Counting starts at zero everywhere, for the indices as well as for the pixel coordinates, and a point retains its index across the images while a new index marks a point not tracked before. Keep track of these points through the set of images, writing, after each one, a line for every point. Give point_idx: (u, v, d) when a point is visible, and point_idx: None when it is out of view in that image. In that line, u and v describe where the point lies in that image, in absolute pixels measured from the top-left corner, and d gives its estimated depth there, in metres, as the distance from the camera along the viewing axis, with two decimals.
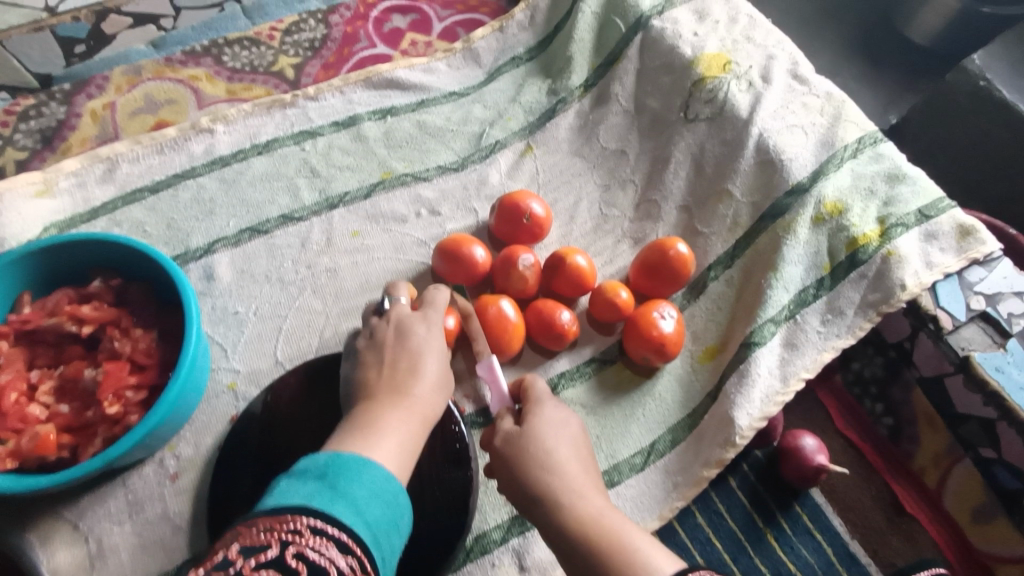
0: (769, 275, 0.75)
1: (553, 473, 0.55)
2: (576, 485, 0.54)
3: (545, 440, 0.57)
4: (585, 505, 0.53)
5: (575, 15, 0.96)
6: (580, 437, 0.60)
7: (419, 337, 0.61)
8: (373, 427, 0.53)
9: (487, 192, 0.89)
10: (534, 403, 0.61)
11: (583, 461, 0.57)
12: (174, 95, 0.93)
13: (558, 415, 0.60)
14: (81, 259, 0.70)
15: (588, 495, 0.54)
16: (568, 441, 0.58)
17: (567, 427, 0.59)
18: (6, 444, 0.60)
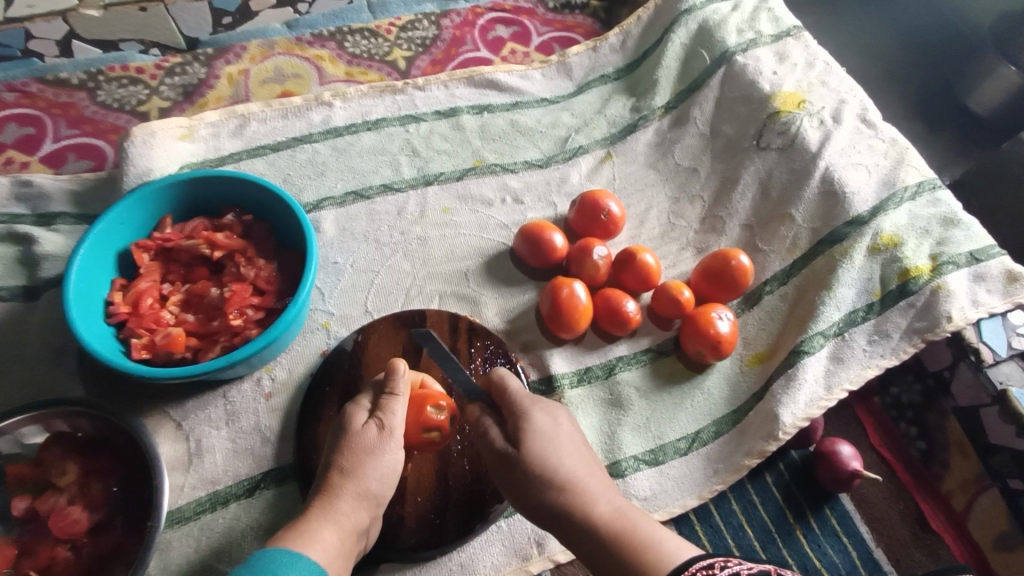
0: (823, 293, 0.81)
1: (564, 484, 0.58)
2: (586, 490, 0.58)
3: (545, 451, 0.59)
4: (599, 509, 0.57)
5: (665, 43, 1.06)
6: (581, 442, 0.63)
7: (365, 448, 0.61)
8: (307, 529, 0.56)
9: (567, 190, 0.98)
10: (522, 415, 0.61)
11: (588, 467, 0.60)
12: (300, 70, 1.05)
13: (548, 421, 0.62)
14: (217, 195, 0.80)
15: (600, 497, 0.58)
16: (569, 447, 0.61)
17: (563, 432, 0.62)
18: (142, 339, 0.70)
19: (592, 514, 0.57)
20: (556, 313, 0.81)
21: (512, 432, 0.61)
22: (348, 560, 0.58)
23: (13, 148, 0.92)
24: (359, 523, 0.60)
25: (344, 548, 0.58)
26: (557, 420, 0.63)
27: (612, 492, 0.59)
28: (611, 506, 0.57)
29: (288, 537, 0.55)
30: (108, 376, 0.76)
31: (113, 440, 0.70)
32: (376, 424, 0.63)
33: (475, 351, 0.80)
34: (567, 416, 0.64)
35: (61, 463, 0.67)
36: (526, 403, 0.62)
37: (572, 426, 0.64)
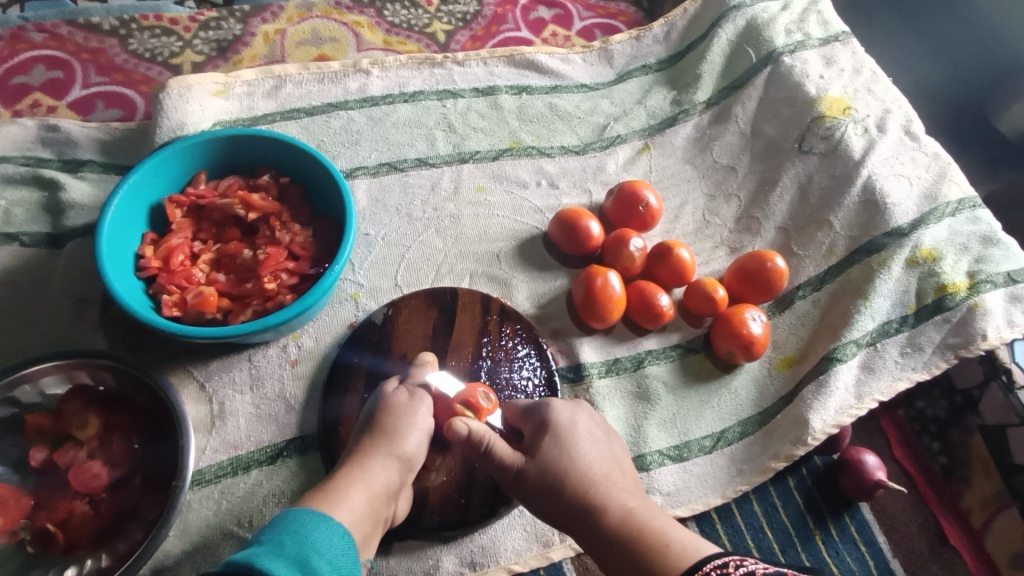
0: (859, 302, 0.81)
1: (578, 491, 0.60)
2: (598, 496, 0.60)
3: (560, 456, 0.62)
4: (610, 513, 0.58)
5: (710, 38, 1.04)
6: (595, 442, 0.64)
7: (395, 416, 0.63)
8: (339, 490, 0.57)
9: (602, 179, 0.96)
10: (540, 418, 0.65)
11: (603, 466, 0.62)
12: (338, 35, 1.02)
13: (566, 419, 0.64)
14: (252, 156, 0.77)
15: (611, 501, 0.59)
16: (585, 449, 0.63)
17: (579, 432, 0.64)
18: (173, 296, 0.68)
19: (606, 517, 0.58)
20: (590, 303, 0.80)
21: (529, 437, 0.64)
22: (375, 527, 0.58)
23: (39, 91, 0.89)
24: (389, 486, 0.60)
25: (374, 511, 0.58)
26: (573, 419, 0.65)
27: (626, 490, 0.60)
28: (621, 508, 0.58)
29: (322, 499, 0.55)
30: (131, 329, 0.73)
31: (134, 396, 0.68)
32: (405, 390, 0.65)
33: (506, 335, 0.78)
34: (586, 414, 0.67)
35: (81, 416, 0.66)
36: (542, 404, 0.66)
37: (588, 424, 0.66)
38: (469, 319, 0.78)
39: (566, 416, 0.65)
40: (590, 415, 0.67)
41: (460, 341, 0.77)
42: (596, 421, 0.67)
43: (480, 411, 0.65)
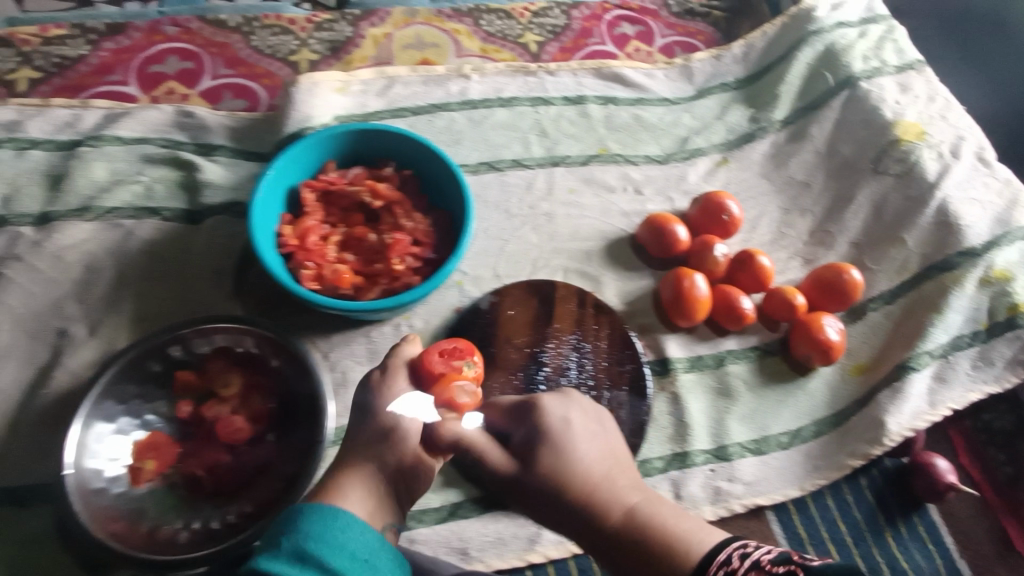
0: (933, 316, 0.86)
1: (582, 493, 0.56)
2: (601, 499, 0.56)
3: (555, 455, 0.58)
4: (612, 516, 0.55)
5: (790, 60, 1.09)
6: (592, 440, 0.61)
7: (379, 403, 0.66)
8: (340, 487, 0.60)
9: (684, 188, 1.02)
10: (534, 421, 0.62)
11: (603, 467, 0.58)
12: (439, 41, 1.09)
13: (558, 416, 0.62)
14: (378, 149, 0.84)
15: (611, 502, 0.55)
16: (581, 450, 0.59)
17: (571, 431, 0.61)
18: (310, 271, 0.75)
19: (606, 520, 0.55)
20: (678, 302, 0.86)
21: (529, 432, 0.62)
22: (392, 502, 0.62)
23: (173, 80, 0.97)
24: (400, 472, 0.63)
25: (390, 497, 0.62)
26: (564, 418, 0.62)
27: (632, 489, 0.57)
28: (623, 509, 0.55)
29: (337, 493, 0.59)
30: (263, 300, 0.81)
31: (270, 359, 0.75)
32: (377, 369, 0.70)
33: (600, 327, 0.84)
34: (576, 408, 0.64)
35: (226, 374, 0.74)
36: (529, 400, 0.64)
37: (579, 420, 0.63)
38: (566, 311, 0.85)
39: (558, 416, 0.62)
40: (582, 410, 0.64)
41: (560, 331, 0.83)
42: (586, 414, 0.64)
43: (461, 410, 0.68)
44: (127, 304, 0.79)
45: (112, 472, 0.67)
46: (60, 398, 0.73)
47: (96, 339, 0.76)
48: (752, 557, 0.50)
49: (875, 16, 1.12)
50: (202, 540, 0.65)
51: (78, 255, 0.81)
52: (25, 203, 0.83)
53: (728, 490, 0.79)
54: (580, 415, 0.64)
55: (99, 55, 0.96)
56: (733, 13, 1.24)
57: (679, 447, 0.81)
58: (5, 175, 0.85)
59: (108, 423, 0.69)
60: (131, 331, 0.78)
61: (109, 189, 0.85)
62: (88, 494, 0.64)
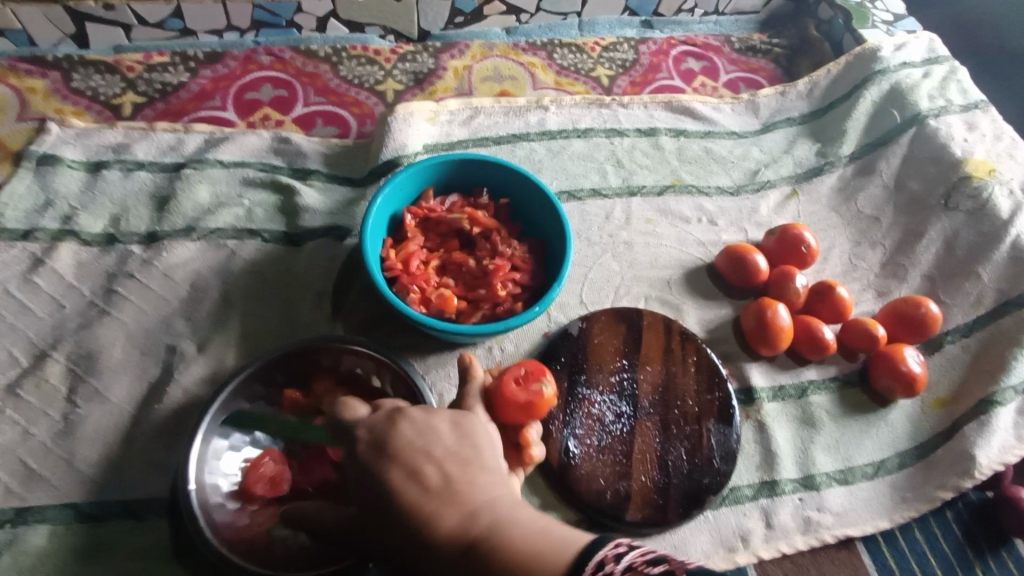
0: (1015, 350, 0.88)
1: (401, 508, 0.52)
2: (420, 518, 0.51)
3: (387, 473, 0.53)
4: (443, 539, 0.50)
5: (855, 98, 1.13)
6: (412, 439, 0.54)
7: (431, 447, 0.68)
8: None
9: (757, 220, 1.04)
10: (376, 437, 0.56)
11: (412, 469, 0.53)
12: (516, 74, 1.13)
13: (415, 431, 0.55)
14: (474, 177, 0.87)
15: (431, 514, 0.51)
16: (398, 458, 0.54)
17: (398, 437, 0.55)
18: (417, 295, 0.78)
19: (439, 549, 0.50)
20: (762, 331, 0.87)
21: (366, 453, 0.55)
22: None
23: (268, 106, 1.02)
24: None
25: None
26: (421, 433, 0.55)
27: (424, 461, 0.53)
28: (454, 531, 0.50)
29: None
30: (362, 320, 0.84)
31: (374, 379, 0.76)
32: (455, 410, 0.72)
33: (687, 355, 0.86)
34: (449, 420, 0.56)
35: (332, 394, 0.76)
36: (385, 423, 0.56)
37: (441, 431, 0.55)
38: (654, 338, 0.86)
39: (385, 419, 0.57)
40: (415, 412, 0.57)
41: (648, 358, 0.85)
42: (417, 416, 0.56)
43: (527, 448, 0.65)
44: (234, 322, 0.81)
45: (227, 488, 0.69)
46: (172, 413, 0.74)
47: (205, 355, 0.78)
48: (627, 559, 0.46)
49: (937, 57, 1.16)
50: (317, 558, 0.66)
51: (185, 273, 0.83)
52: (134, 222, 0.86)
53: (818, 520, 0.80)
54: (453, 430, 0.55)
55: (198, 82, 1.02)
56: (793, 50, 1.28)
57: (768, 476, 0.82)
58: (115, 194, 0.88)
59: (224, 440, 0.71)
60: (237, 348, 0.80)
61: (212, 210, 0.88)
62: (210, 509, 0.66)
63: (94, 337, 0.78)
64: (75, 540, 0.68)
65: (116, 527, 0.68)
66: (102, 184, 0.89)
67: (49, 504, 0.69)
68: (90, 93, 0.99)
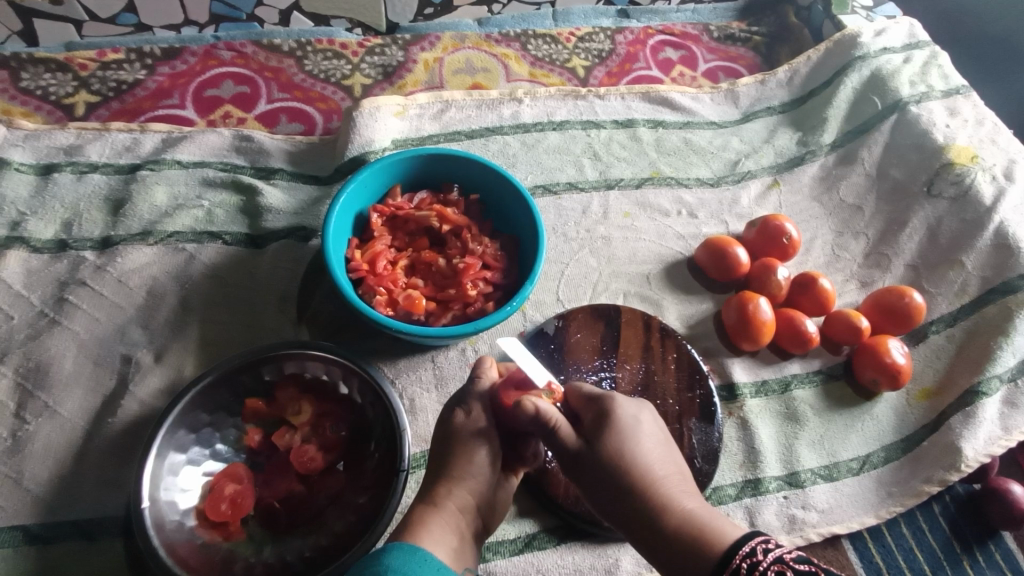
0: (1001, 339, 0.86)
1: (642, 487, 0.57)
2: (660, 496, 0.56)
3: (627, 445, 0.59)
4: (671, 513, 0.54)
5: (836, 86, 1.11)
6: (662, 444, 0.61)
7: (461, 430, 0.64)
8: (418, 522, 0.59)
9: (737, 211, 1.01)
10: (603, 410, 0.62)
11: (665, 463, 0.59)
12: (489, 66, 1.10)
13: (628, 416, 0.62)
14: (444, 173, 0.84)
15: (670, 500, 0.55)
16: (648, 449, 0.60)
17: (642, 429, 0.61)
18: (383, 297, 0.75)
19: (666, 518, 0.54)
20: (744, 325, 0.84)
21: (594, 423, 0.62)
22: (465, 544, 0.60)
23: (230, 103, 0.98)
24: (465, 504, 0.61)
25: (462, 535, 0.59)
26: (637, 417, 0.62)
27: (652, 449, 0.60)
28: (683, 510, 0.55)
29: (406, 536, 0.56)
30: (329, 324, 0.81)
31: (340, 385, 0.73)
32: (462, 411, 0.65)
33: (667, 352, 0.83)
34: (650, 414, 0.64)
35: (296, 402, 0.72)
36: (607, 398, 0.63)
37: (651, 424, 0.63)
38: (632, 336, 0.84)
39: (629, 412, 0.62)
40: (653, 416, 0.64)
41: (627, 356, 0.83)
42: (657, 422, 0.64)
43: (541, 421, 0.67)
44: (193, 329, 0.77)
45: (185, 505, 0.65)
46: (127, 427, 0.71)
47: (163, 365, 0.75)
48: (774, 552, 0.50)
49: (918, 42, 1.14)
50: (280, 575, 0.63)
51: (141, 279, 0.79)
52: (87, 227, 0.82)
53: (803, 518, 0.78)
54: (660, 429, 0.64)
55: (156, 80, 0.98)
56: (772, 38, 1.26)
57: (751, 474, 0.80)
58: (66, 199, 0.84)
59: (181, 454, 0.67)
60: (197, 357, 0.76)
61: (170, 213, 0.84)
62: (165, 528, 0.62)
63: (43, 349, 0.74)
64: (23, 563, 0.64)
65: (67, 549, 0.65)
66: (52, 188, 0.84)
67: None
68: (40, 92, 0.94)
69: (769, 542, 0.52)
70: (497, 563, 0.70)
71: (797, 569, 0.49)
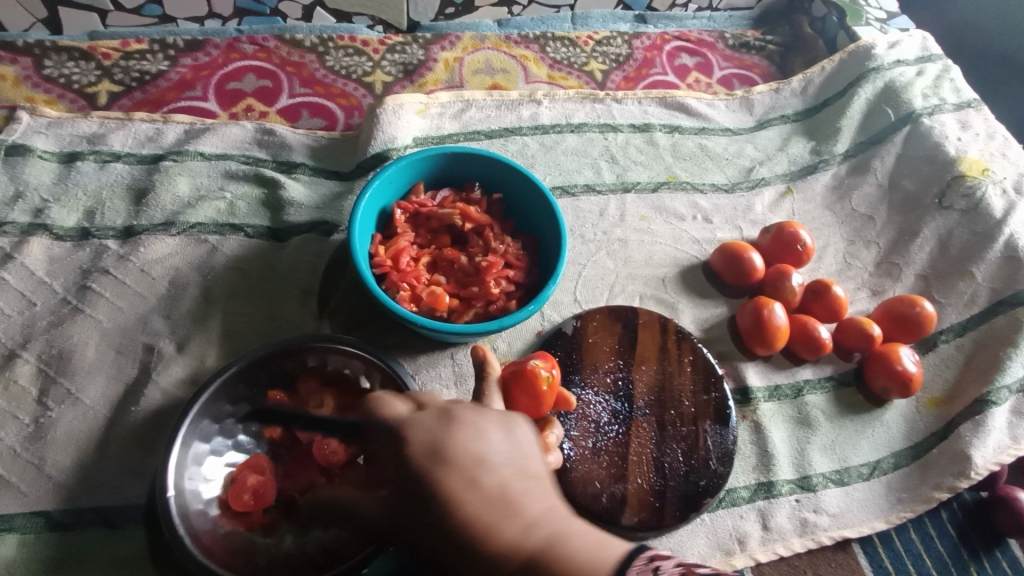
0: (1010, 349, 0.88)
1: (473, 525, 0.46)
2: (501, 538, 0.46)
3: (461, 477, 0.48)
4: (511, 553, 0.46)
5: (849, 96, 1.12)
6: (469, 435, 0.49)
7: None
8: None
9: (751, 218, 1.03)
10: (436, 432, 0.50)
11: (509, 493, 0.48)
12: (508, 67, 1.11)
13: (440, 425, 0.50)
14: (466, 172, 0.84)
15: (477, 524, 0.46)
16: (485, 474, 0.48)
17: (478, 451, 0.49)
18: (406, 293, 0.75)
19: (505, 566, 0.45)
20: (758, 330, 0.85)
21: (430, 425, 0.51)
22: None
23: (252, 97, 0.99)
24: None
25: None
26: (470, 434, 0.50)
27: (471, 477, 0.48)
28: (529, 550, 0.45)
29: None
30: (350, 318, 0.81)
31: (362, 380, 0.73)
32: None
33: (683, 355, 0.84)
34: (494, 422, 0.51)
35: (319, 395, 0.72)
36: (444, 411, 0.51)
37: (495, 441, 0.50)
38: (649, 338, 0.85)
39: (428, 430, 0.51)
40: (497, 422, 0.51)
41: (643, 357, 0.83)
42: (500, 424, 0.51)
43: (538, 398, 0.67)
44: (215, 320, 0.78)
45: (208, 494, 0.66)
46: (150, 416, 0.71)
47: (185, 355, 0.75)
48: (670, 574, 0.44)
49: (930, 56, 1.16)
50: (302, 566, 0.64)
51: (163, 269, 0.80)
52: (109, 216, 0.83)
53: (814, 521, 0.79)
54: (507, 435, 0.51)
55: (178, 71, 0.98)
56: (786, 47, 1.28)
57: (764, 477, 0.81)
58: (89, 187, 0.84)
59: (205, 444, 0.67)
60: (219, 348, 0.77)
61: (193, 204, 0.84)
62: (190, 517, 0.62)
63: (65, 336, 0.74)
64: (46, 549, 0.64)
65: (89, 536, 0.65)
66: (75, 176, 0.85)
67: (18, 513, 0.65)
68: (63, 80, 0.95)
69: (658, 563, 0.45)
70: None
71: None
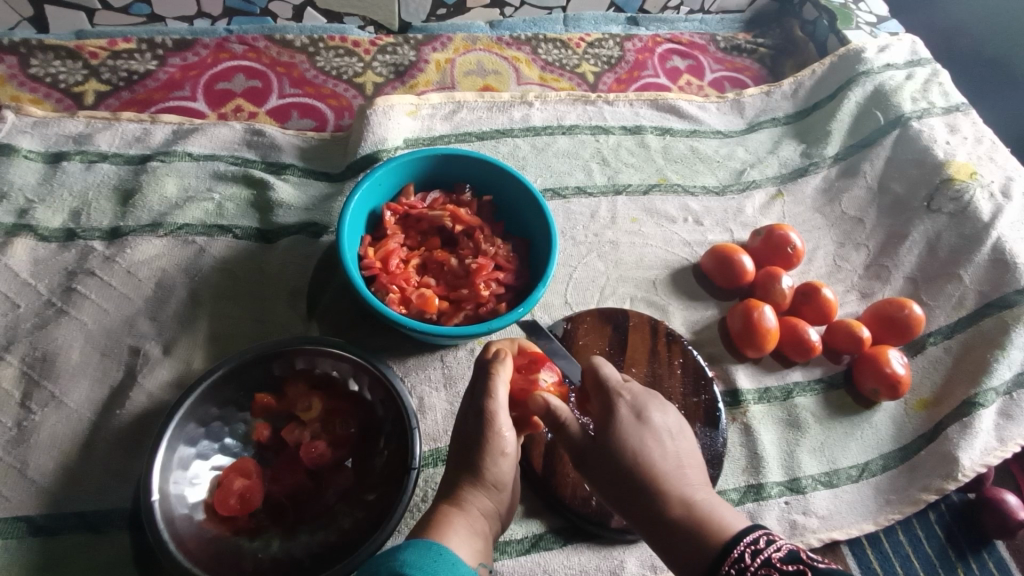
0: (997, 352, 0.88)
1: (647, 477, 0.57)
2: (665, 487, 0.56)
3: (640, 442, 0.59)
4: (676, 505, 0.55)
5: (839, 99, 1.13)
6: (675, 435, 0.61)
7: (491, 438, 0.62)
8: (442, 523, 0.58)
9: (742, 220, 1.03)
10: (609, 405, 0.62)
11: (679, 463, 0.58)
12: (499, 68, 1.11)
13: (636, 409, 0.61)
14: (457, 174, 0.84)
15: (678, 493, 0.56)
16: (653, 442, 0.59)
17: (651, 424, 0.60)
18: (396, 295, 0.75)
19: (672, 511, 0.55)
20: (748, 333, 0.85)
21: (600, 403, 0.63)
22: (488, 545, 0.61)
23: (241, 97, 0.98)
24: (486, 507, 0.62)
25: (484, 536, 0.60)
26: (644, 411, 0.61)
27: (659, 449, 0.59)
28: (687, 502, 0.55)
29: (428, 534, 0.57)
30: (338, 321, 0.81)
31: (350, 383, 0.73)
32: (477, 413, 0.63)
33: (674, 358, 0.84)
34: (658, 407, 0.62)
35: (306, 398, 0.72)
36: (615, 393, 0.62)
37: (662, 419, 0.62)
38: (639, 340, 0.85)
39: (633, 409, 0.61)
40: (663, 408, 0.63)
41: (633, 359, 0.83)
42: (667, 416, 0.62)
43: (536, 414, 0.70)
44: (202, 322, 0.77)
45: (194, 498, 0.65)
46: (135, 419, 0.70)
47: (171, 358, 0.75)
48: (763, 554, 0.50)
49: (919, 59, 1.17)
50: (288, 570, 0.63)
51: (150, 271, 0.79)
52: (95, 217, 0.82)
53: (804, 524, 0.79)
54: (666, 417, 0.62)
55: (167, 71, 0.98)
56: (778, 50, 1.28)
57: (754, 480, 0.81)
58: (75, 187, 0.83)
59: (190, 447, 0.67)
60: (206, 350, 0.76)
61: (180, 205, 0.83)
62: (175, 521, 0.61)
63: (50, 338, 0.73)
64: (27, 555, 0.63)
65: (72, 541, 0.64)
66: (61, 176, 0.84)
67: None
68: (50, 80, 0.94)
69: (760, 541, 0.51)
70: (504, 563, 0.70)
71: (784, 570, 0.48)
